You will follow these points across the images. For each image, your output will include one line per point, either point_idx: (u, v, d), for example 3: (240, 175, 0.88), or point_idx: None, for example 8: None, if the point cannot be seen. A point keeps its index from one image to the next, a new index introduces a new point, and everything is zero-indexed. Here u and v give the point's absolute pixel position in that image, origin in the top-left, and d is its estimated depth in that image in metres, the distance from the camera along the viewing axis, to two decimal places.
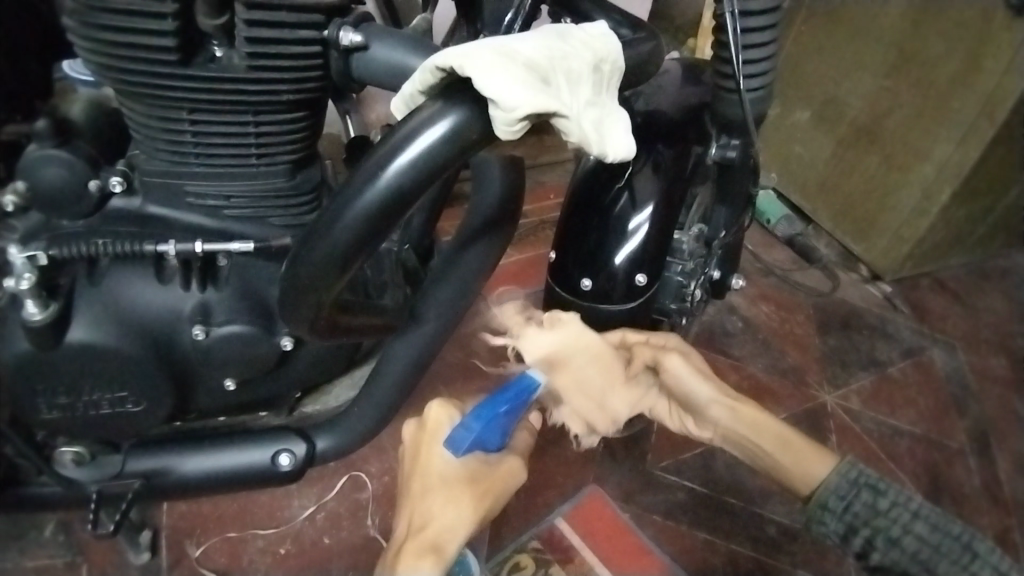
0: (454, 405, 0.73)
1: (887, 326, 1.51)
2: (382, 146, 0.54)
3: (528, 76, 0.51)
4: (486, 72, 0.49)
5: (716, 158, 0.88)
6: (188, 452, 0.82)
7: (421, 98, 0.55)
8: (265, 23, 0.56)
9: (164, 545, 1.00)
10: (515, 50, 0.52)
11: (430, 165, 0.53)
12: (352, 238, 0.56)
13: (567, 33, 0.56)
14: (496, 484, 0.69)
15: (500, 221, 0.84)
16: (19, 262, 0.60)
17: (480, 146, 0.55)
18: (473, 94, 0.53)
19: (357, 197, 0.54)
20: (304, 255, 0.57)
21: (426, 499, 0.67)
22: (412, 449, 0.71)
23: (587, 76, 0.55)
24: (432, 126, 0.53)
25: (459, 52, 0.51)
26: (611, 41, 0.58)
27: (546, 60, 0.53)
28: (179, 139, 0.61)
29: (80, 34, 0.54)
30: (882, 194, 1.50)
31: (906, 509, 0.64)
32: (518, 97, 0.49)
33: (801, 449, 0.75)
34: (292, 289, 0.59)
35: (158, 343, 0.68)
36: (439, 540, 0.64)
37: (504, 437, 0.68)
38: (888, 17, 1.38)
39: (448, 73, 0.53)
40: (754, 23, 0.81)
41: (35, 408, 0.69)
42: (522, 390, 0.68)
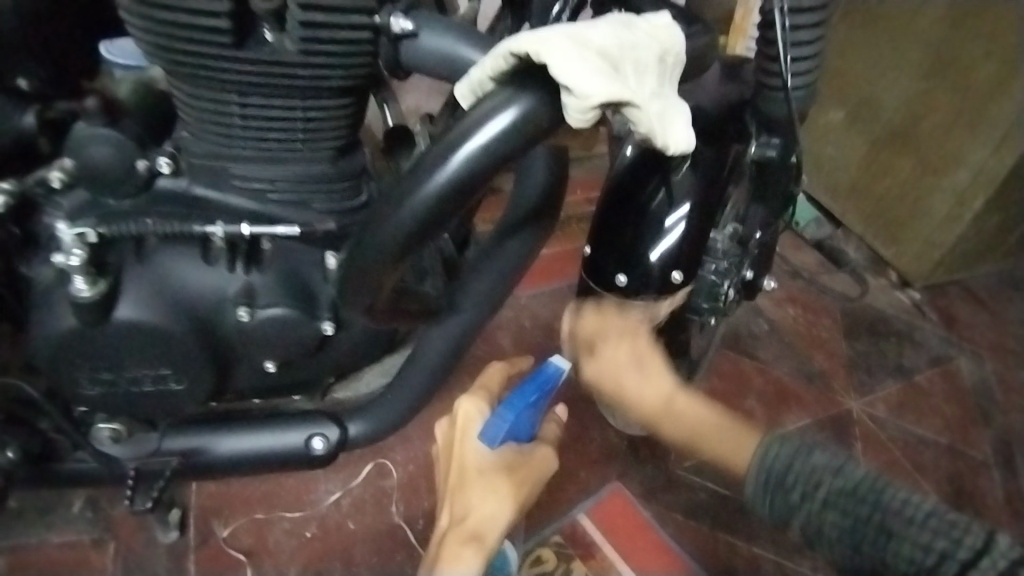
0: (482, 399, 0.79)
1: (915, 333, 1.48)
2: (450, 133, 0.55)
3: (601, 64, 0.51)
4: (563, 59, 0.50)
5: (756, 156, 0.89)
6: (223, 431, 0.83)
7: (490, 84, 0.55)
8: (320, 9, 0.56)
9: (192, 524, 1.03)
10: (587, 38, 0.52)
11: (499, 152, 0.54)
12: (410, 226, 0.57)
13: (631, 22, 0.56)
14: (533, 474, 0.75)
15: (540, 214, 0.79)
16: (69, 239, 0.62)
17: (547, 136, 0.55)
18: (545, 82, 0.53)
19: (417, 187, 0.56)
20: (364, 243, 0.59)
21: (465, 491, 0.73)
22: (446, 444, 0.78)
23: (653, 68, 0.55)
24: (495, 116, 0.53)
25: (533, 37, 0.52)
26: (676, 32, 0.57)
27: (617, 50, 0.53)
28: (228, 122, 0.62)
29: (134, 12, 0.56)
30: (916, 199, 1.47)
31: (815, 496, 0.63)
32: (595, 86, 0.50)
33: (715, 435, 0.76)
34: (354, 273, 0.60)
35: (202, 323, 0.69)
36: (480, 531, 0.70)
37: (533, 427, 0.76)
38: (926, 19, 1.37)
39: (520, 59, 0.53)
40: (804, 21, 0.80)
41: (77, 383, 0.70)
42: (548, 379, 0.75)
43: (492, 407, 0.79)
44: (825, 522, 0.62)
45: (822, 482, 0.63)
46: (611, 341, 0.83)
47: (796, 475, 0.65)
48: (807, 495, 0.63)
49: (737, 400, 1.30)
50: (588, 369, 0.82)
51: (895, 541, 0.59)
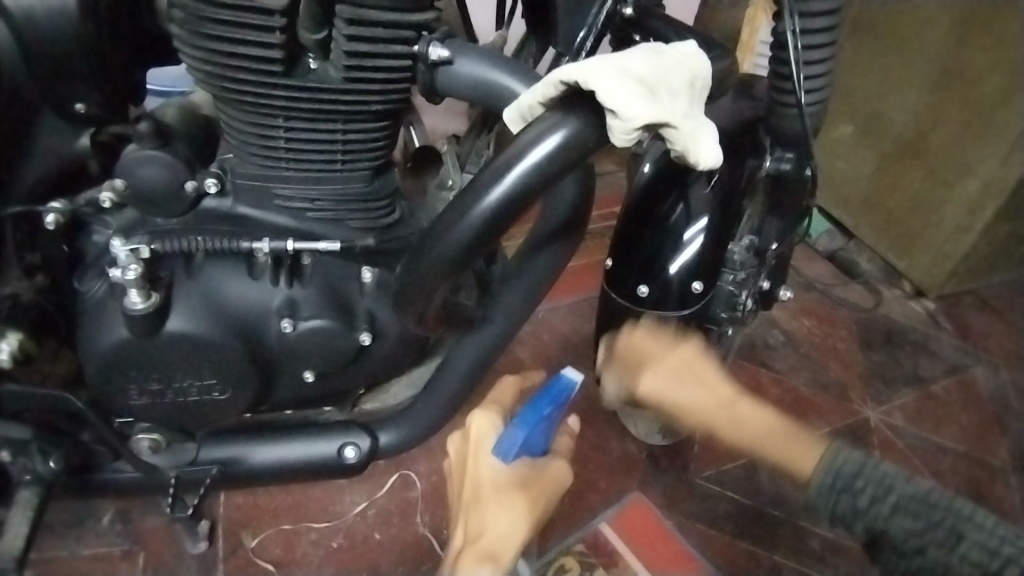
0: (495, 413, 0.79)
1: (930, 343, 1.50)
2: (502, 154, 0.59)
3: (640, 88, 0.55)
4: (606, 84, 0.54)
5: (771, 170, 0.92)
6: (259, 441, 0.86)
7: (540, 110, 0.59)
8: (363, 38, 0.60)
9: (221, 535, 1.05)
10: (625, 67, 0.56)
11: (545, 173, 0.58)
12: (461, 244, 0.61)
13: (662, 51, 0.59)
14: (547, 487, 0.75)
15: (567, 230, 0.77)
16: (124, 255, 0.65)
17: (593, 153, 0.59)
18: (590, 105, 0.58)
19: (470, 208, 0.60)
20: (418, 260, 0.63)
21: (480, 507, 0.72)
22: (459, 459, 0.78)
23: (684, 91, 0.58)
24: (545, 139, 0.57)
25: (578, 67, 0.56)
26: (702, 58, 0.61)
27: (652, 75, 0.56)
28: (273, 145, 0.66)
29: (188, 41, 0.60)
30: (927, 209, 1.49)
31: (885, 500, 0.60)
32: (637, 110, 0.54)
33: (783, 440, 0.74)
34: (407, 285, 0.64)
35: (246, 334, 0.72)
36: (496, 550, 0.69)
37: (547, 439, 0.75)
38: (932, 34, 1.40)
39: (570, 86, 0.57)
40: (816, 41, 0.84)
41: (127, 394, 0.74)
42: (561, 391, 0.74)
43: (504, 420, 0.78)
44: (893, 526, 0.59)
45: (893, 488, 0.61)
46: (663, 355, 0.82)
47: (866, 477, 0.62)
48: (877, 500, 0.60)
49: None
50: (642, 380, 0.81)
51: (961, 545, 0.56)
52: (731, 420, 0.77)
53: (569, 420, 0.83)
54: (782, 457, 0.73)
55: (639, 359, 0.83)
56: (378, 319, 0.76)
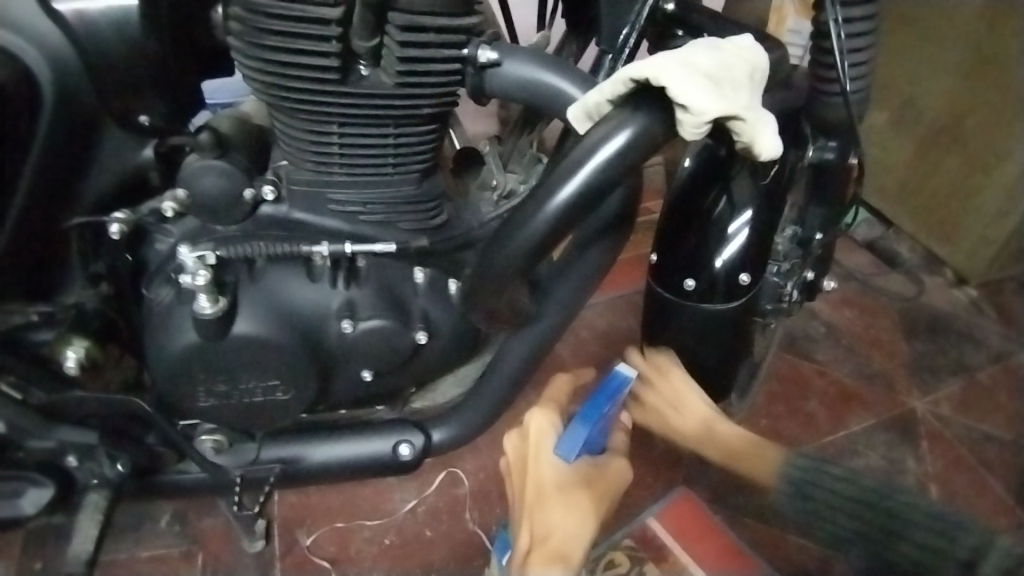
0: (550, 412, 0.79)
1: (976, 331, 1.46)
2: (571, 153, 0.60)
3: (708, 84, 0.57)
4: (679, 82, 0.56)
5: (813, 159, 0.92)
6: (316, 442, 0.89)
7: (608, 106, 0.61)
8: (415, 44, 0.62)
9: (276, 534, 1.07)
10: (692, 62, 0.57)
11: (610, 170, 0.59)
12: (532, 243, 0.62)
13: (720, 43, 0.61)
14: (608, 485, 0.75)
15: (616, 224, 0.78)
16: (192, 262, 0.68)
17: (663, 146, 0.61)
18: (658, 102, 0.59)
19: (541, 209, 0.61)
20: (487, 262, 0.64)
21: (544, 507, 0.72)
22: (518, 460, 0.77)
23: (745, 83, 0.60)
24: (612, 138, 0.59)
25: (648, 63, 0.57)
26: (757, 49, 0.62)
27: (717, 70, 0.58)
28: (327, 151, 0.68)
29: (246, 52, 0.62)
30: (968, 195, 1.46)
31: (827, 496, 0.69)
32: (707, 105, 0.56)
33: (746, 454, 0.80)
34: (478, 282, 0.66)
35: (308, 335, 0.75)
36: (564, 550, 0.69)
37: (605, 438, 0.76)
38: (962, 17, 1.38)
39: (640, 83, 0.58)
40: (858, 29, 0.83)
41: (194, 396, 0.77)
42: (616, 388, 0.76)
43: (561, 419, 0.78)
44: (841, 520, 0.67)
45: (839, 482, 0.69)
46: (666, 377, 0.90)
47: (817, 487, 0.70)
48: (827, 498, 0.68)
49: (797, 403, 1.30)
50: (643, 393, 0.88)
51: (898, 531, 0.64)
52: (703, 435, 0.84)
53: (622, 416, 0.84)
54: (747, 465, 0.79)
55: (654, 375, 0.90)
56: (431, 317, 0.78)
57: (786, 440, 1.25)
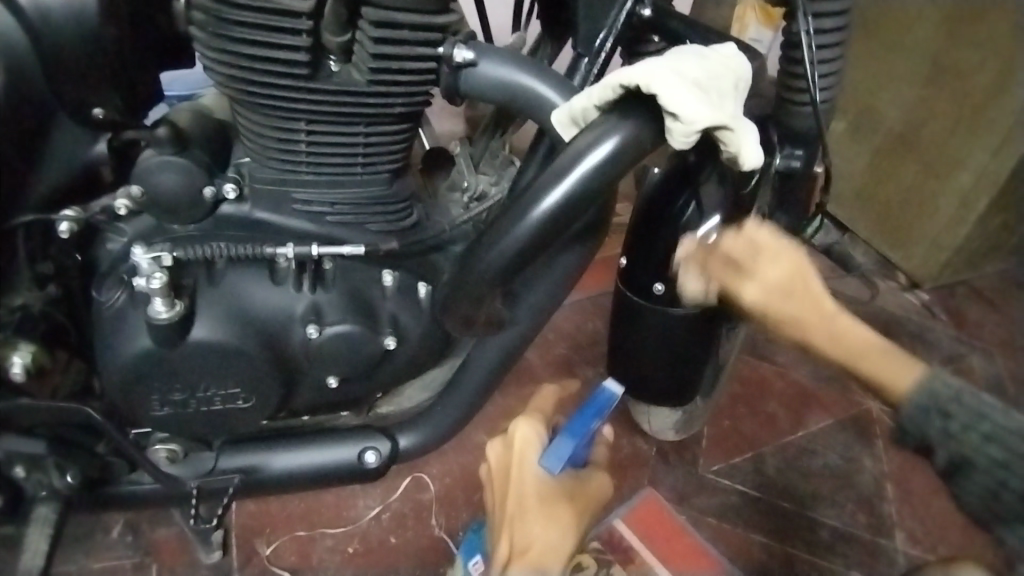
0: (535, 421, 0.75)
1: (927, 333, 1.51)
2: (558, 158, 0.60)
3: (698, 92, 0.57)
4: (671, 90, 0.56)
5: (781, 167, 0.91)
6: (276, 449, 0.86)
7: (595, 112, 0.60)
8: (389, 41, 0.60)
9: (235, 543, 1.03)
10: (682, 71, 0.58)
11: (597, 178, 0.59)
12: (514, 251, 0.61)
13: (706, 53, 0.61)
14: (591, 500, 0.72)
15: (591, 232, 0.77)
16: (146, 263, 0.65)
17: (650, 153, 0.61)
18: (646, 108, 0.59)
19: (524, 216, 0.60)
20: (468, 267, 0.63)
21: (525, 519, 0.67)
22: (500, 469, 0.73)
23: (732, 93, 0.60)
24: (599, 145, 0.58)
25: (640, 70, 0.57)
26: (740, 59, 0.63)
27: (703, 78, 0.58)
28: (293, 149, 0.65)
29: (209, 43, 0.59)
30: (922, 201, 1.51)
31: (977, 428, 0.52)
32: (697, 113, 0.56)
33: (874, 355, 0.57)
34: (459, 284, 0.64)
35: (270, 341, 0.72)
36: (543, 563, 0.64)
37: (587, 452, 0.75)
38: (924, 29, 1.42)
39: (628, 90, 0.58)
40: (828, 39, 0.85)
41: (148, 405, 0.74)
42: (603, 404, 0.77)
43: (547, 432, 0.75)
44: (983, 454, 0.52)
45: (988, 417, 0.52)
46: (768, 263, 0.61)
47: (962, 404, 0.53)
48: (969, 428, 0.52)
49: (760, 404, 1.32)
50: (742, 289, 0.61)
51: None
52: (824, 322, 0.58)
53: (603, 430, 0.82)
54: (874, 372, 0.56)
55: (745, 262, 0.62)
56: (400, 322, 0.76)
57: (749, 441, 1.27)
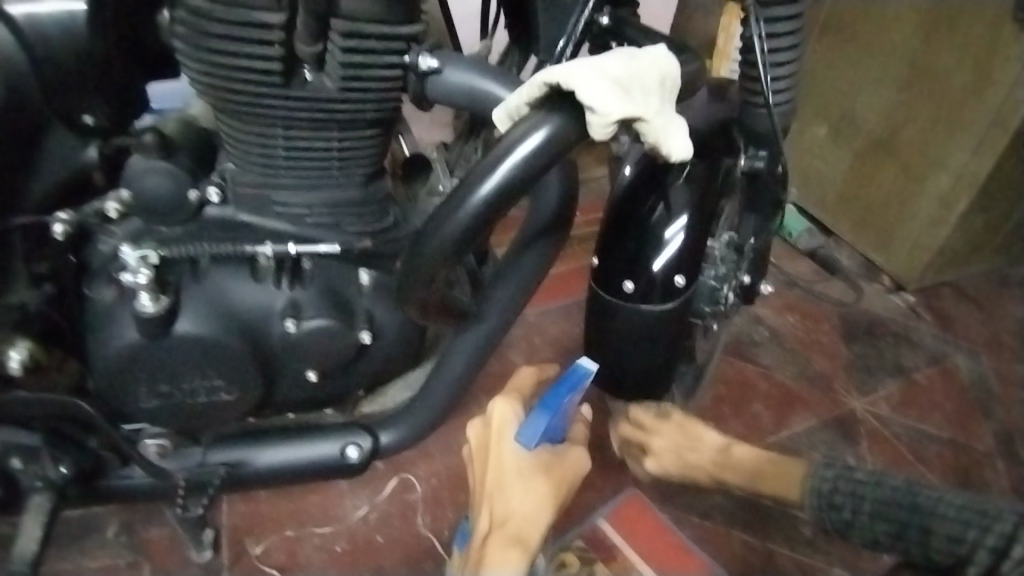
0: (513, 401, 0.77)
1: (912, 334, 1.54)
2: (492, 150, 0.63)
3: (615, 88, 0.60)
4: (586, 86, 0.59)
5: (745, 168, 0.97)
6: (262, 446, 0.89)
7: (527, 109, 0.64)
8: (358, 51, 0.64)
9: (224, 543, 1.04)
10: (603, 69, 0.61)
11: (530, 165, 0.62)
12: (455, 237, 0.65)
13: (636, 53, 0.64)
14: (569, 473, 0.74)
15: (556, 229, 0.82)
16: (133, 260, 0.68)
17: (574, 147, 0.63)
18: (572, 103, 0.62)
19: (461, 206, 0.64)
20: (418, 254, 0.66)
21: (505, 492, 0.70)
22: (480, 446, 0.75)
23: (656, 90, 0.63)
24: (530, 136, 0.62)
25: (563, 69, 0.61)
26: (670, 59, 0.65)
27: (626, 76, 0.62)
28: (272, 154, 0.69)
29: (191, 55, 0.63)
30: (902, 203, 1.55)
31: None
32: (612, 106, 0.59)
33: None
34: (407, 274, 0.68)
35: (251, 334, 0.76)
36: (523, 534, 0.67)
37: (564, 425, 0.76)
38: (898, 36, 1.47)
39: (553, 88, 0.62)
40: (780, 44, 0.89)
41: (135, 397, 0.77)
42: (577, 379, 0.76)
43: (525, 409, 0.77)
44: None
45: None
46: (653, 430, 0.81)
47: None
48: None
49: (744, 404, 1.34)
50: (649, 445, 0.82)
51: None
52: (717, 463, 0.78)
53: (581, 408, 0.84)
54: None
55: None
56: (376, 317, 0.80)
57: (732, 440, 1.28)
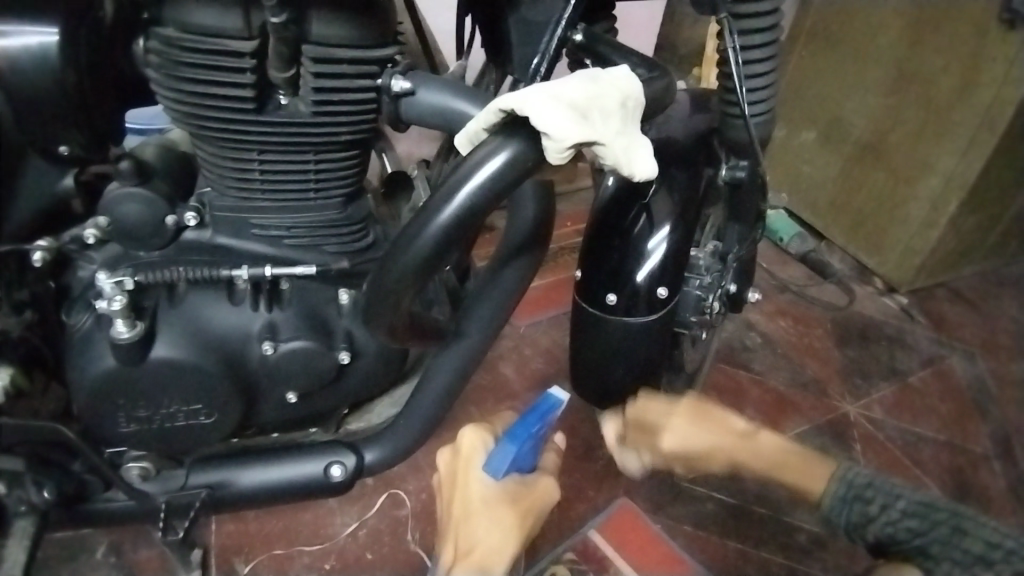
0: (486, 430, 0.77)
1: (905, 337, 1.53)
2: (456, 173, 0.63)
3: (572, 113, 0.60)
4: (541, 112, 0.59)
5: (726, 178, 0.97)
6: (246, 466, 0.89)
7: (484, 134, 0.64)
8: (329, 75, 0.65)
9: (213, 564, 1.02)
10: (559, 93, 0.61)
11: (494, 187, 0.62)
12: (420, 258, 0.65)
13: (598, 75, 0.64)
14: (536, 503, 0.73)
15: (533, 244, 0.83)
16: (109, 287, 0.68)
17: (536, 170, 0.64)
18: (530, 129, 0.62)
19: (423, 230, 0.64)
20: (386, 276, 0.66)
21: (471, 521, 0.69)
22: (449, 476, 0.75)
23: (617, 111, 0.63)
24: (492, 158, 0.62)
25: (516, 96, 0.61)
26: (634, 80, 0.65)
27: (586, 100, 0.61)
28: (248, 178, 0.69)
29: (164, 84, 0.64)
30: (893, 206, 1.54)
31: (893, 506, 0.62)
32: (569, 131, 0.59)
33: (795, 466, 0.77)
34: (376, 293, 0.67)
35: (230, 358, 0.76)
36: (486, 563, 0.65)
37: (535, 457, 0.75)
38: (884, 40, 1.47)
39: (508, 114, 0.62)
40: (755, 55, 0.90)
41: (116, 422, 0.77)
42: (548, 409, 0.77)
43: (495, 437, 0.77)
44: (899, 528, 0.60)
45: (902, 497, 0.63)
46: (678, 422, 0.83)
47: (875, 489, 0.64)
48: (887, 506, 0.62)
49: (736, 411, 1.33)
50: (665, 441, 0.84)
51: (965, 538, 0.58)
52: (743, 448, 0.81)
53: (555, 438, 0.82)
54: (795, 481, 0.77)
55: (657, 429, 0.85)
56: (355, 338, 0.80)
57: None
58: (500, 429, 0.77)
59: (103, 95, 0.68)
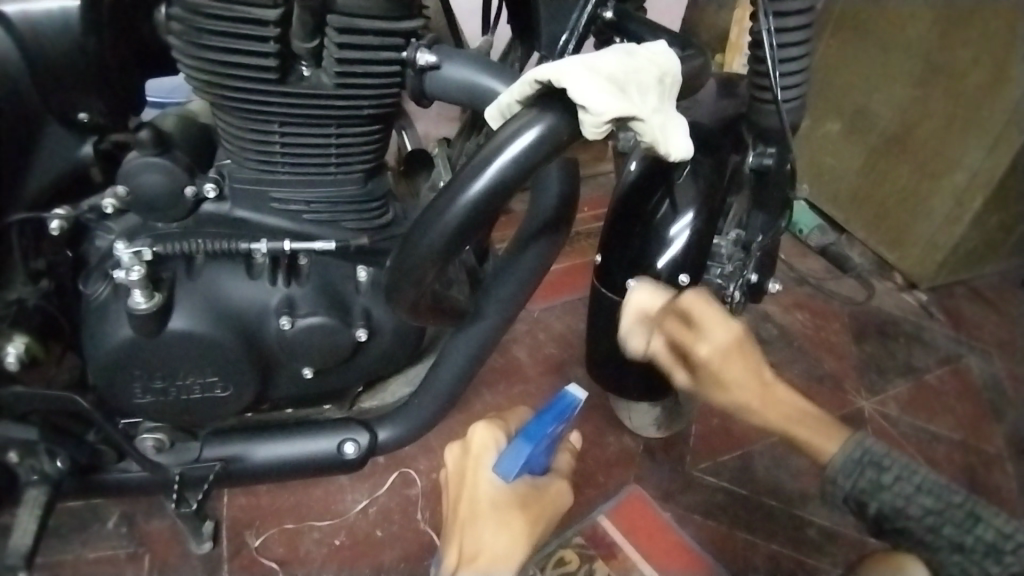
0: (499, 427, 0.77)
1: (923, 333, 1.51)
2: (482, 149, 0.62)
3: (609, 86, 0.58)
4: (579, 84, 0.57)
5: (753, 165, 0.94)
6: (260, 440, 0.89)
7: (518, 107, 0.63)
8: (354, 46, 0.63)
9: (225, 536, 1.03)
10: (597, 65, 0.59)
11: (521, 165, 0.61)
12: (444, 236, 0.64)
13: (634, 50, 0.63)
14: (546, 507, 0.72)
15: (555, 224, 0.82)
16: (126, 256, 0.67)
17: (569, 145, 0.62)
18: (564, 102, 0.61)
19: (447, 207, 0.63)
20: (407, 254, 0.66)
21: (476, 524, 0.69)
22: (457, 473, 0.75)
23: (654, 87, 0.61)
24: (523, 134, 0.61)
25: (554, 66, 0.59)
26: (671, 56, 0.64)
27: (623, 74, 0.60)
28: (268, 150, 0.68)
29: (185, 51, 0.62)
30: (916, 201, 1.51)
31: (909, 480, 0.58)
32: (606, 104, 0.57)
33: (814, 423, 0.68)
34: (396, 271, 0.67)
35: (247, 332, 0.76)
36: (492, 568, 0.65)
37: (548, 458, 0.74)
38: (915, 30, 1.43)
39: (544, 85, 0.60)
40: (789, 39, 0.87)
41: (131, 392, 0.77)
42: (565, 407, 0.75)
43: (507, 436, 0.76)
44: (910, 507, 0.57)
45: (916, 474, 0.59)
46: (715, 327, 0.74)
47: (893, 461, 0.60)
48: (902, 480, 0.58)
49: None
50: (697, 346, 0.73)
51: (979, 526, 0.55)
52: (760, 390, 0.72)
53: (571, 436, 0.81)
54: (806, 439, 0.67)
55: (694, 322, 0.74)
56: (373, 316, 0.79)
57: (736, 440, 1.27)
58: (513, 427, 0.76)
59: (122, 63, 0.67)
